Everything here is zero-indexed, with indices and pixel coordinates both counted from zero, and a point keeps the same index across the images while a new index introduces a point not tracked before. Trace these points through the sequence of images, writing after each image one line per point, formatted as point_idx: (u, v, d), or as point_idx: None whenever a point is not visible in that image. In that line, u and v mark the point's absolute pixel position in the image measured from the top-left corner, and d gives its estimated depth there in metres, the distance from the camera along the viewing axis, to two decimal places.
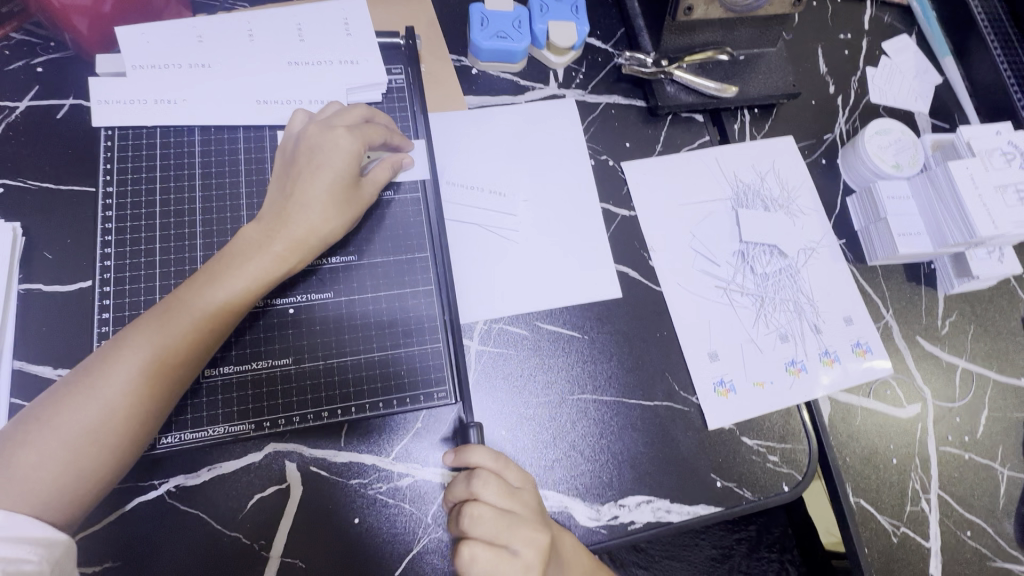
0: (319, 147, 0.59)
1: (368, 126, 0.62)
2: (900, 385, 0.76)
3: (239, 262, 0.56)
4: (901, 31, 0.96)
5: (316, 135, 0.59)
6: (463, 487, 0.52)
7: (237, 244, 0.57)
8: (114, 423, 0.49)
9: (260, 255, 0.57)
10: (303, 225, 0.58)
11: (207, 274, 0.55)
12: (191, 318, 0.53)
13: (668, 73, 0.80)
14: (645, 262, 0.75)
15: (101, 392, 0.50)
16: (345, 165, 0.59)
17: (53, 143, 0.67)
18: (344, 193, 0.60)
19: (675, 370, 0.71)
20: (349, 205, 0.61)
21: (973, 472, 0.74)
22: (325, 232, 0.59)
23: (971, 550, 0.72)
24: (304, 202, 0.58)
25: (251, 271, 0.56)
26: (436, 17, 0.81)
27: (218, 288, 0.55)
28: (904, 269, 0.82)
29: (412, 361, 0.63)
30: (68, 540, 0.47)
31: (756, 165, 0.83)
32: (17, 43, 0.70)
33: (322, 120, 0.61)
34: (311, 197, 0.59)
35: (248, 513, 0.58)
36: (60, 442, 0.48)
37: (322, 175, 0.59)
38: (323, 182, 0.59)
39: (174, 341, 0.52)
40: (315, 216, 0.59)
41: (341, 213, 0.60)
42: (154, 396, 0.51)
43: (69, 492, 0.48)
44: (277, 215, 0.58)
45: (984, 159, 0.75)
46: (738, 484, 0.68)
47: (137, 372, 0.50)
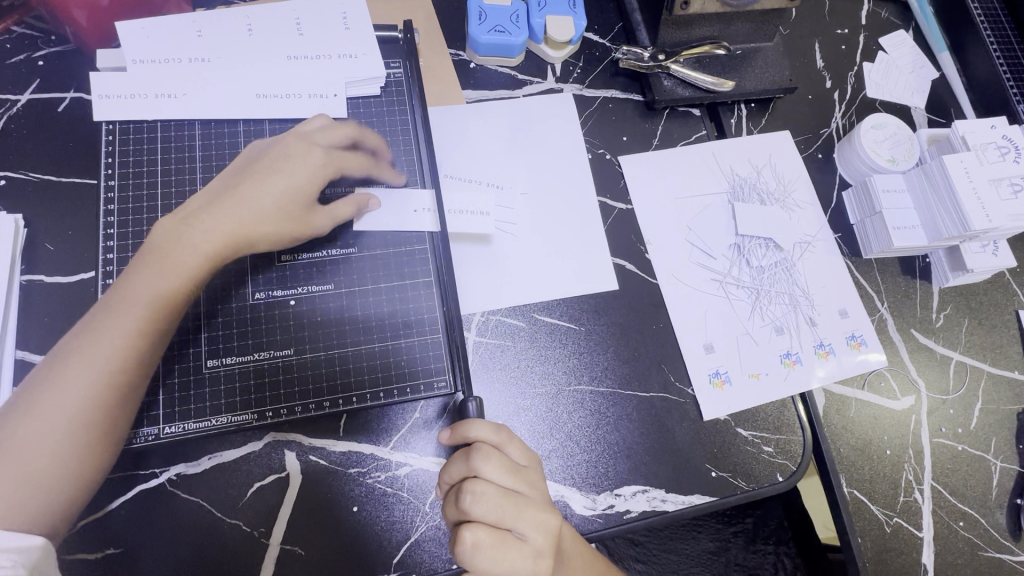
0: (286, 159, 0.60)
1: (346, 153, 0.63)
2: (895, 377, 0.77)
3: (168, 261, 0.55)
4: (898, 26, 0.96)
5: (292, 144, 0.61)
6: (462, 465, 0.51)
7: (155, 241, 0.56)
8: (68, 432, 0.50)
9: (186, 251, 0.56)
10: (232, 221, 0.57)
11: (130, 279, 0.55)
12: (122, 322, 0.53)
13: (665, 67, 0.80)
14: (642, 255, 0.76)
15: (51, 406, 0.50)
16: (306, 177, 0.60)
17: (54, 136, 0.67)
18: (294, 203, 0.60)
19: (672, 362, 0.72)
20: (297, 214, 0.60)
21: (967, 464, 0.75)
22: (259, 230, 0.59)
23: (963, 540, 0.72)
24: (241, 201, 0.58)
25: (181, 269, 0.56)
26: (434, 12, 0.81)
27: (145, 290, 0.54)
28: (900, 262, 0.82)
29: (412, 352, 0.64)
30: (44, 545, 0.48)
31: (753, 159, 0.83)
32: (18, 37, 0.70)
33: (306, 135, 0.62)
34: (248, 198, 0.58)
35: (248, 501, 0.59)
36: (20, 461, 0.49)
37: (275, 179, 0.59)
38: (269, 184, 0.59)
39: (112, 346, 0.52)
40: (247, 213, 0.58)
41: (286, 214, 0.60)
42: (98, 399, 0.51)
43: (49, 505, 0.50)
44: (205, 211, 0.58)
45: (979, 153, 0.76)
46: (734, 474, 0.69)
47: (80, 384, 0.51)
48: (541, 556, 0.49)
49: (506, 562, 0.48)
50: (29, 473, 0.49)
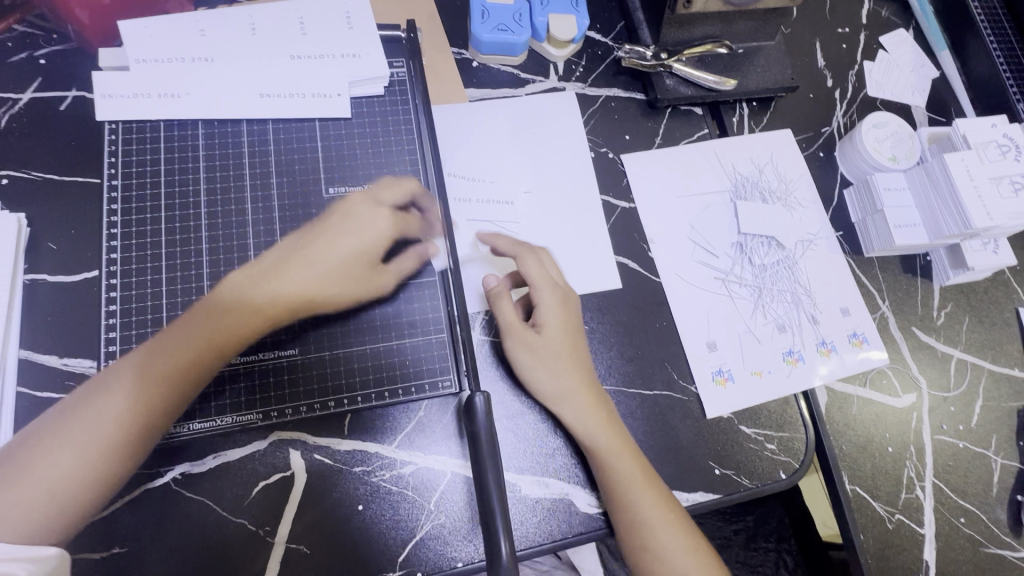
0: (355, 220, 0.63)
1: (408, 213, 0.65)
2: (896, 375, 0.77)
3: (228, 307, 0.59)
4: (898, 25, 0.97)
5: (358, 205, 0.64)
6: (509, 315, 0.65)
7: (229, 292, 0.60)
8: (97, 457, 0.52)
9: (250, 305, 0.59)
10: (299, 282, 0.60)
11: (192, 318, 0.58)
12: (171, 357, 0.56)
13: (667, 66, 0.80)
14: (645, 253, 0.76)
15: (84, 428, 0.52)
16: (376, 238, 0.63)
17: (56, 134, 0.67)
18: (358, 263, 0.62)
19: (675, 360, 0.72)
20: (357, 283, 0.63)
21: (968, 461, 0.75)
22: (323, 296, 0.61)
23: (965, 537, 0.73)
24: (314, 262, 0.61)
25: (236, 316, 0.59)
26: (437, 10, 0.81)
27: (202, 331, 0.57)
28: (900, 260, 0.83)
29: (416, 352, 0.64)
30: (60, 555, 0.48)
31: (755, 157, 0.83)
32: (20, 35, 0.70)
33: (372, 195, 0.64)
34: (324, 260, 0.61)
35: (253, 500, 0.59)
36: (43, 475, 0.50)
37: (347, 238, 0.62)
38: (344, 248, 0.62)
39: (154, 380, 0.55)
40: (318, 276, 0.61)
41: (348, 284, 0.62)
42: (134, 430, 0.53)
43: (57, 521, 0.50)
44: (276, 266, 0.61)
45: (980, 151, 0.76)
46: (737, 472, 0.69)
47: (118, 411, 0.53)
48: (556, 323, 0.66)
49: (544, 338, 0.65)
50: (46, 490, 0.49)
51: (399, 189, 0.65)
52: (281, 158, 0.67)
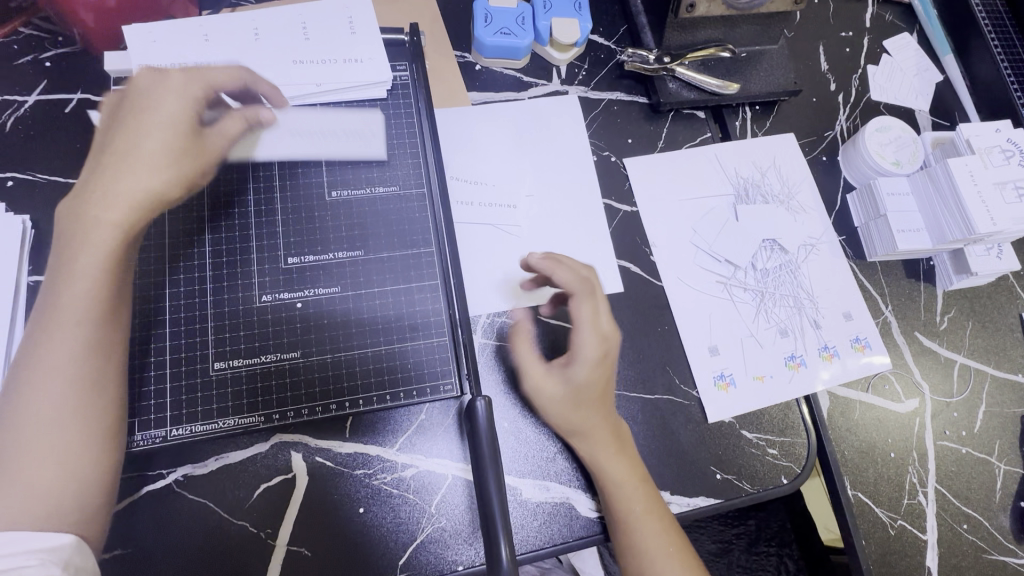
0: (144, 105, 0.61)
1: (198, 71, 0.63)
2: (898, 380, 0.77)
3: (86, 240, 0.58)
4: (902, 29, 0.96)
5: (150, 82, 0.62)
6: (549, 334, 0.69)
7: (83, 221, 0.59)
8: (54, 432, 0.52)
9: (108, 222, 0.58)
10: (147, 179, 0.60)
11: (61, 275, 0.57)
12: (65, 314, 0.55)
13: (671, 70, 0.80)
14: (647, 257, 0.76)
15: (23, 416, 0.52)
16: (170, 110, 0.61)
17: (61, 136, 0.68)
18: (177, 146, 0.61)
19: (677, 364, 0.72)
20: (189, 160, 0.62)
21: (971, 466, 0.75)
22: (167, 193, 0.61)
23: (967, 543, 0.73)
24: (136, 162, 0.60)
25: (105, 244, 0.58)
26: (440, 14, 0.81)
27: (77, 273, 0.57)
28: (904, 265, 0.82)
29: (418, 354, 0.64)
30: (72, 542, 0.50)
31: (758, 161, 0.83)
32: (27, 37, 0.70)
33: (157, 79, 0.62)
34: (143, 158, 0.60)
35: (255, 502, 0.59)
36: (23, 467, 0.51)
37: (140, 129, 0.61)
38: (145, 137, 0.60)
39: (66, 339, 0.54)
40: (157, 167, 0.60)
41: (182, 159, 0.62)
42: (66, 393, 0.53)
43: (64, 497, 0.51)
44: (119, 180, 0.60)
45: (984, 156, 0.76)
46: (738, 477, 0.69)
47: (48, 384, 0.53)
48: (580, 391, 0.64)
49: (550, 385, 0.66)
50: (27, 479, 0.50)
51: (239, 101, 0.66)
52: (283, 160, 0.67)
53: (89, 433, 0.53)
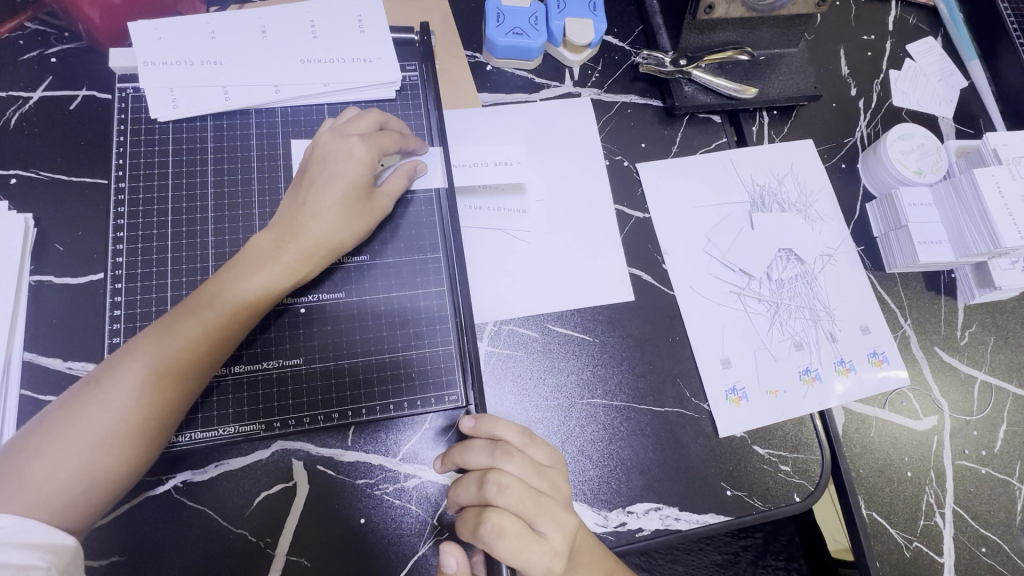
0: (337, 162, 0.59)
1: (382, 134, 0.61)
2: (917, 397, 0.75)
3: (247, 267, 0.56)
4: (926, 33, 0.94)
5: (330, 143, 0.60)
6: (476, 492, 0.52)
7: (247, 251, 0.57)
8: (124, 435, 0.50)
9: (271, 262, 0.57)
10: (314, 235, 0.58)
11: (215, 284, 0.55)
12: (198, 325, 0.53)
13: (687, 73, 0.78)
14: (659, 266, 0.74)
15: (109, 400, 0.50)
16: (361, 172, 0.59)
17: (65, 133, 0.67)
18: (354, 201, 0.59)
19: (687, 377, 0.70)
20: (363, 216, 0.60)
21: (990, 487, 0.73)
22: (333, 243, 0.59)
23: (985, 566, 0.70)
24: (314, 216, 0.58)
25: (259, 279, 0.56)
26: (451, 12, 0.80)
27: (225, 296, 0.55)
28: (924, 277, 0.80)
29: (424, 363, 0.62)
30: (75, 545, 0.47)
31: (774, 167, 0.81)
32: (31, 33, 0.69)
33: (337, 130, 0.61)
34: (319, 208, 0.58)
35: (254, 510, 0.58)
36: (72, 454, 0.48)
37: (335, 183, 0.59)
38: (336, 193, 0.59)
39: (181, 347, 0.52)
40: (325, 227, 0.58)
41: (356, 223, 0.60)
42: (161, 403, 0.51)
43: (85, 500, 0.49)
44: (284, 224, 0.58)
45: (1011, 166, 0.73)
46: (749, 494, 0.67)
47: (144, 379, 0.51)
48: (557, 555, 0.50)
49: (523, 557, 0.49)
50: (78, 465, 0.48)
51: (250, 98, 0.65)
52: (289, 162, 0.66)
53: (152, 445, 0.51)
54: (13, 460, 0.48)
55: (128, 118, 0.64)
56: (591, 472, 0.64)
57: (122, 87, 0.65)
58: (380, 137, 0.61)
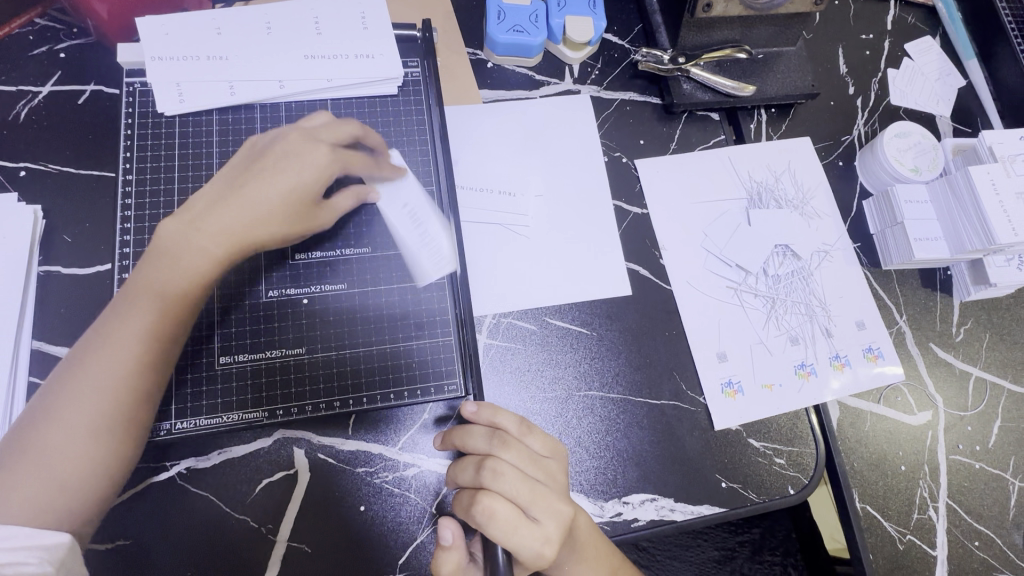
0: (280, 159, 0.58)
1: (350, 150, 0.60)
2: (911, 393, 0.75)
3: (171, 257, 0.55)
4: (924, 32, 0.94)
5: (293, 143, 0.58)
6: (472, 477, 0.53)
7: (162, 241, 0.55)
8: (85, 438, 0.51)
9: (196, 252, 0.55)
10: (245, 219, 0.56)
11: (142, 279, 0.55)
12: (133, 326, 0.53)
13: (685, 70, 0.79)
14: (656, 261, 0.75)
15: (64, 410, 0.51)
16: (314, 176, 0.58)
17: (74, 127, 0.68)
18: (298, 194, 0.58)
19: (683, 370, 0.71)
20: (309, 212, 0.59)
21: (984, 482, 0.73)
22: (273, 229, 0.58)
23: (979, 560, 0.71)
24: (249, 201, 0.57)
25: (190, 269, 0.55)
26: (454, 10, 0.81)
27: (155, 292, 0.54)
28: (920, 274, 0.81)
29: (423, 353, 0.63)
30: (70, 542, 0.49)
31: (772, 165, 0.82)
32: (41, 28, 0.70)
33: (309, 131, 0.60)
34: (255, 193, 0.57)
35: (257, 497, 0.59)
36: (38, 463, 0.50)
37: (274, 176, 0.57)
38: (275, 180, 0.57)
39: (129, 345, 0.53)
40: (261, 212, 0.57)
41: (301, 215, 0.59)
42: (122, 398, 0.52)
43: (65, 505, 0.50)
44: (217, 207, 0.57)
45: (1007, 164, 0.74)
46: (744, 486, 0.68)
47: (104, 381, 0.52)
48: (549, 542, 0.50)
49: (514, 540, 0.50)
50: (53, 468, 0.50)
51: (254, 92, 0.66)
52: None
53: (128, 438, 0.53)
54: None
55: (135, 112, 0.65)
56: (588, 462, 0.65)
57: (130, 81, 0.66)
58: (348, 155, 0.60)
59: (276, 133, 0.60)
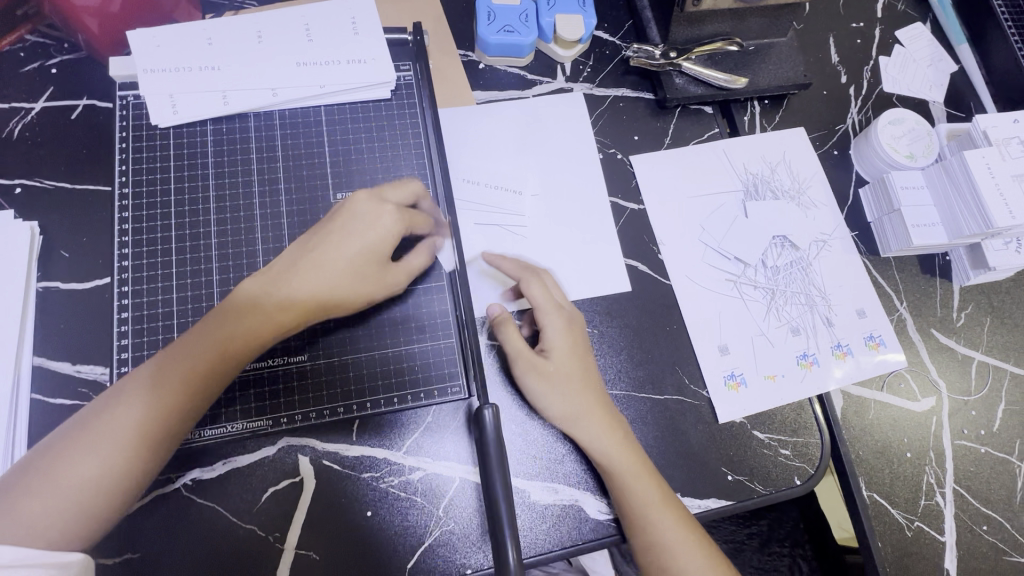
0: (362, 226, 0.59)
1: (415, 211, 0.62)
2: (915, 379, 0.75)
3: (256, 306, 0.57)
4: (914, 18, 0.94)
5: (361, 206, 0.60)
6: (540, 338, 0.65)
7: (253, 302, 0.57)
8: (119, 473, 0.51)
9: (272, 319, 0.57)
10: (318, 296, 0.58)
11: (224, 333, 0.55)
12: (198, 374, 0.54)
13: (677, 65, 0.79)
14: (655, 256, 0.75)
15: (110, 438, 0.51)
16: (381, 245, 0.59)
17: (69, 141, 0.68)
18: (369, 267, 0.59)
19: (685, 363, 0.71)
20: (371, 283, 0.60)
21: (990, 467, 0.73)
22: (339, 304, 0.59)
23: (988, 545, 0.71)
24: (326, 276, 0.58)
25: (264, 323, 0.56)
26: (443, 12, 0.81)
27: (227, 349, 0.55)
28: (918, 260, 0.81)
29: (425, 357, 0.63)
30: (83, 560, 0.47)
31: (767, 156, 0.82)
32: (32, 44, 0.71)
33: (378, 193, 0.61)
34: (334, 266, 0.58)
35: (263, 506, 0.59)
36: (68, 488, 0.49)
37: (350, 245, 0.59)
38: (355, 257, 0.59)
39: (189, 379, 0.53)
40: (330, 290, 0.58)
41: (362, 289, 0.60)
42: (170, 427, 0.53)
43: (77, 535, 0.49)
44: (300, 282, 0.58)
45: (1002, 148, 0.74)
46: (750, 478, 0.68)
47: (150, 421, 0.52)
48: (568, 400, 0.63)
49: (543, 387, 0.64)
50: (75, 497, 0.49)
51: (247, 100, 0.66)
52: (288, 164, 0.67)
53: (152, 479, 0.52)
54: (19, 481, 0.49)
55: (130, 125, 0.65)
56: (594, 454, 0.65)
57: (123, 95, 0.66)
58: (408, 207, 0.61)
59: (345, 200, 0.62)
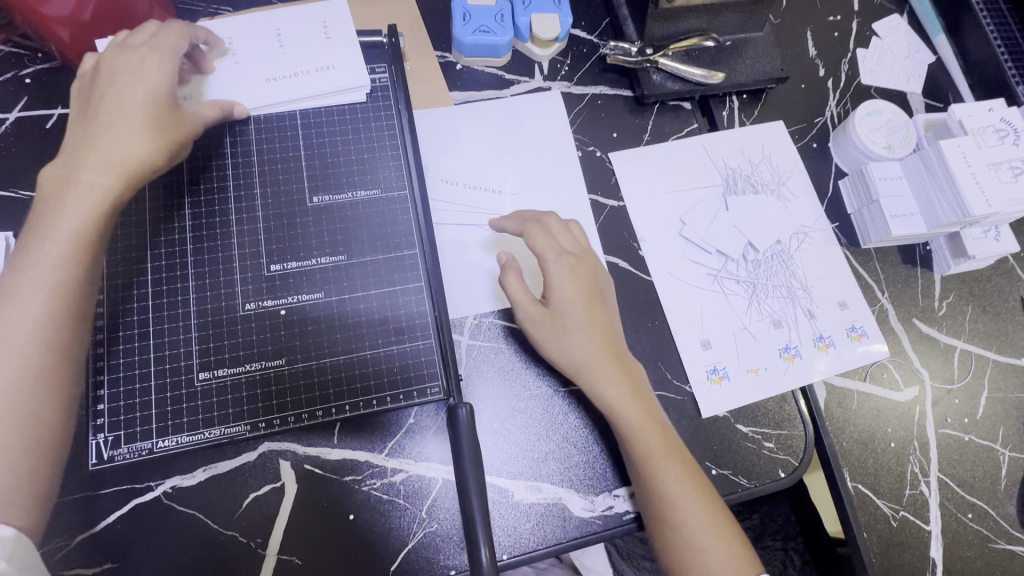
0: (120, 80, 0.57)
1: (166, 34, 0.60)
2: (898, 368, 0.76)
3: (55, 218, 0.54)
4: (891, 10, 0.95)
5: (115, 60, 0.58)
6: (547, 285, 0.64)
7: (55, 179, 0.55)
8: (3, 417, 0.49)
9: (81, 181, 0.55)
10: (120, 146, 0.56)
11: (38, 227, 0.54)
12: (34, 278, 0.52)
13: (654, 61, 0.79)
14: (635, 252, 0.75)
15: None
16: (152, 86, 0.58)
17: (43, 151, 0.68)
18: (155, 112, 0.58)
19: (667, 359, 0.71)
20: (169, 128, 0.59)
21: (974, 454, 0.74)
22: (144, 154, 0.57)
23: (973, 532, 0.71)
24: (114, 129, 0.56)
25: (75, 224, 0.54)
26: (420, 14, 0.81)
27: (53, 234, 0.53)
28: (899, 251, 0.81)
29: (404, 358, 0.63)
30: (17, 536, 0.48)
31: (746, 150, 0.82)
32: (6, 55, 0.71)
33: (122, 47, 0.60)
34: (120, 119, 0.56)
35: (244, 512, 0.59)
36: None
37: (130, 91, 0.57)
38: (131, 120, 0.56)
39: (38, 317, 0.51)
40: (126, 141, 0.56)
41: (162, 134, 0.58)
42: (36, 367, 0.51)
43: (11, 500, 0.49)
44: (93, 141, 0.56)
45: (977, 137, 0.74)
46: (735, 472, 0.68)
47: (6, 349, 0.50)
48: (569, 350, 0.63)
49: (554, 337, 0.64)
50: None
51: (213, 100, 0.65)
52: (263, 168, 0.66)
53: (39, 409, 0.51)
54: None
55: None
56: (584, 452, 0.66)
57: None
58: (143, 72, 0.58)
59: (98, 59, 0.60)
